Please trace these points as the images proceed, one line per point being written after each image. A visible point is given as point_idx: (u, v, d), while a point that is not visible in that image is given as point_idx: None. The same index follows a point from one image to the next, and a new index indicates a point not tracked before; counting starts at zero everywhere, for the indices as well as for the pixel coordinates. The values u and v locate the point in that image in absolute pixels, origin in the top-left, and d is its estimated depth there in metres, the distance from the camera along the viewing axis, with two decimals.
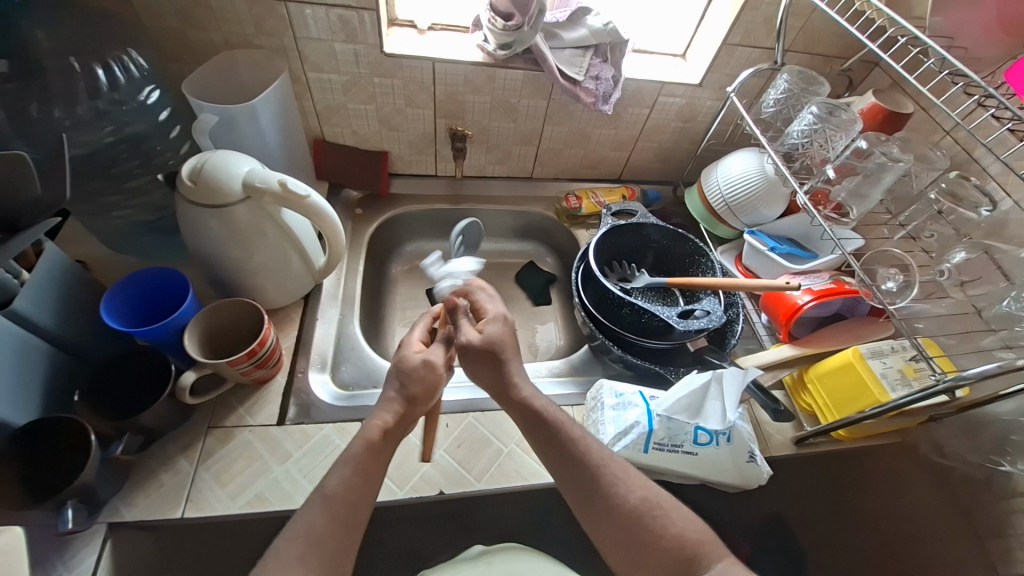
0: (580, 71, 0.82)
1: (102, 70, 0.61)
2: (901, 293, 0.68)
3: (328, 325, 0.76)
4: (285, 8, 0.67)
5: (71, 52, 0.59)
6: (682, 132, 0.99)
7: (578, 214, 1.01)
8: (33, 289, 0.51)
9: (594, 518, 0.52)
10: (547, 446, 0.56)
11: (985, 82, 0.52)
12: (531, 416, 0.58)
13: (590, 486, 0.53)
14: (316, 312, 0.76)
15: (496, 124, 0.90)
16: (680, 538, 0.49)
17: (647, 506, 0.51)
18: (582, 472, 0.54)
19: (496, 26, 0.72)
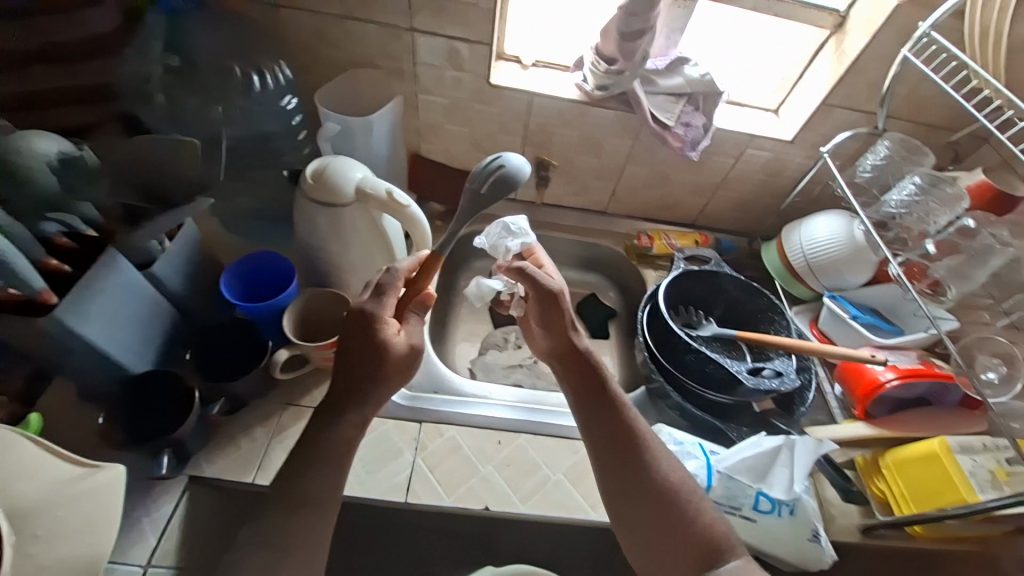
0: (672, 116, 0.83)
1: (256, 78, 0.66)
2: (1006, 387, 0.63)
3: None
4: (410, 36, 0.74)
5: (230, 57, 0.68)
6: (766, 185, 0.98)
7: (648, 253, 1.02)
8: (168, 257, 0.59)
9: (630, 493, 0.56)
10: (602, 416, 0.59)
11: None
12: (589, 387, 0.61)
13: (635, 463, 0.57)
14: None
15: (580, 157, 0.93)
16: (708, 529, 0.54)
17: (682, 492, 0.56)
18: (627, 436, 0.58)
19: (598, 69, 0.74)
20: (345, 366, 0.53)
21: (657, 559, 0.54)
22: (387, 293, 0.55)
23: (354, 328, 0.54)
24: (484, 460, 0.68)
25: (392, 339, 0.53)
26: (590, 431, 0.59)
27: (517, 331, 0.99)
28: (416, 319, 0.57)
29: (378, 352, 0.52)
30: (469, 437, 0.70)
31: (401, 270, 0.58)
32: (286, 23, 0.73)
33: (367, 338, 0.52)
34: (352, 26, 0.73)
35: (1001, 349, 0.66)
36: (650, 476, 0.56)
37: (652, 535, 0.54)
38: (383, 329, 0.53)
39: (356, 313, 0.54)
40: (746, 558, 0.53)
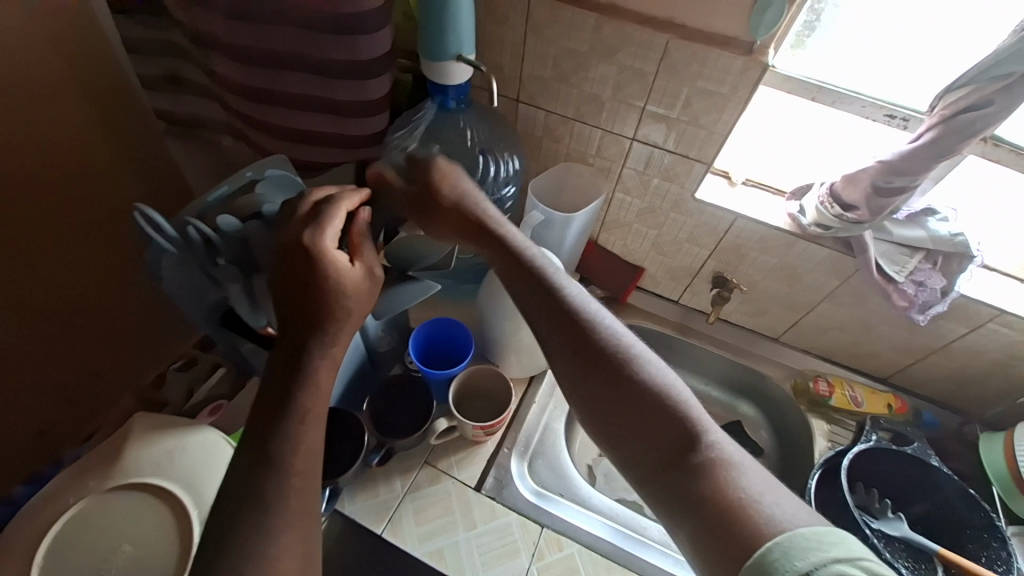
0: (901, 270, 0.73)
1: (493, 166, 0.79)
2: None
3: (540, 410, 0.79)
4: (630, 144, 0.76)
5: (481, 150, 0.79)
6: (1003, 369, 0.80)
7: (825, 403, 0.88)
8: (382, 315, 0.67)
9: (587, 377, 0.49)
10: (528, 283, 0.54)
11: None
12: (517, 262, 0.56)
13: (581, 341, 0.50)
14: (534, 393, 0.80)
15: (768, 283, 0.86)
16: (678, 404, 0.46)
17: (643, 363, 0.48)
18: (556, 320, 0.51)
19: (828, 210, 0.70)
20: (292, 300, 0.49)
21: (627, 450, 0.47)
22: (317, 221, 0.50)
23: (293, 258, 0.49)
24: None
25: (346, 271, 0.50)
26: (521, 293, 0.54)
27: None
28: (365, 242, 0.54)
29: (327, 293, 0.48)
30: (591, 561, 0.64)
31: (343, 207, 0.53)
32: (521, 117, 0.80)
33: (314, 272, 0.48)
34: (580, 128, 0.78)
35: None
36: (600, 358, 0.49)
37: (613, 420, 0.47)
38: (335, 263, 0.49)
39: (298, 246, 0.49)
40: (726, 435, 0.45)
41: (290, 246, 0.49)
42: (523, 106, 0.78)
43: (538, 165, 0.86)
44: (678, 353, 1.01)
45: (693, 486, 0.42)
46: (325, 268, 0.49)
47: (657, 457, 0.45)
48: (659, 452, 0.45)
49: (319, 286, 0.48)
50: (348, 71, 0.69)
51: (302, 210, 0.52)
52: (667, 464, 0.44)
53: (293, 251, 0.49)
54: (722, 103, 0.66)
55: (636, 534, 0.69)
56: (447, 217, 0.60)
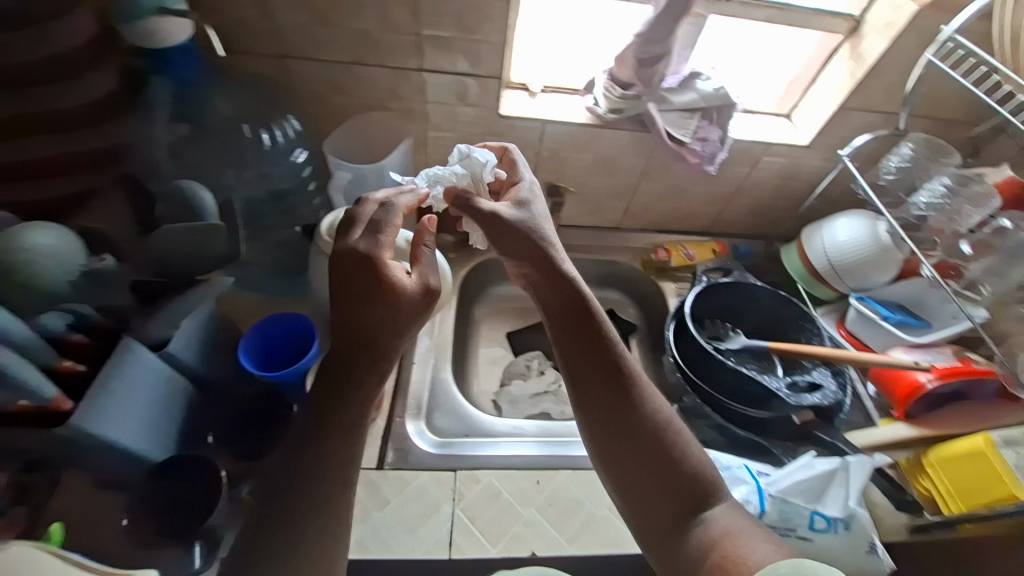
0: (688, 132, 0.82)
1: (265, 134, 0.67)
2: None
3: (423, 367, 0.80)
4: (420, 76, 0.73)
5: (243, 120, 0.68)
6: (780, 190, 0.96)
7: (667, 267, 1.01)
8: (184, 336, 0.59)
9: (625, 421, 0.56)
10: (587, 336, 0.59)
11: None
12: (575, 312, 0.60)
13: (625, 402, 0.57)
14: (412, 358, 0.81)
15: (593, 178, 0.92)
16: (694, 471, 0.55)
17: (670, 433, 0.57)
18: (610, 369, 0.58)
19: (612, 93, 0.76)
20: (355, 332, 0.51)
21: (641, 491, 0.54)
22: (378, 230, 0.55)
23: (352, 269, 0.52)
24: (527, 504, 0.68)
25: (404, 282, 0.53)
26: (575, 344, 0.59)
27: (539, 358, 1.01)
28: (424, 253, 0.57)
29: (381, 301, 0.51)
30: (507, 481, 0.70)
31: (403, 211, 0.58)
32: (293, 74, 0.72)
33: (377, 289, 0.52)
34: (361, 71, 0.72)
35: None
36: (642, 414, 0.57)
37: (637, 462, 0.55)
38: (394, 275, 0.52)
39: (361, 254, 0.53)
40: (733, 504, 0.55)
41: (360, 256, 0.53)
42: (291, 61, 0.70)
43: (336, 124, 0.79)
44: None
45: (696, 540, 0.51)
46: (385, 274, 0.52)
47: (662, 510, 0.54)
48: (666, 507, 0.54)
49: (376, 296, 0.51)
50: (52, 69, 0.57)
51: (359, 227, 0.56)
52: (669, 518, 0.53)
53: (355, 259, 0.53)
54: (487, 10, 0.65)
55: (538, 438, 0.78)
56: (516, 246, 0.60)
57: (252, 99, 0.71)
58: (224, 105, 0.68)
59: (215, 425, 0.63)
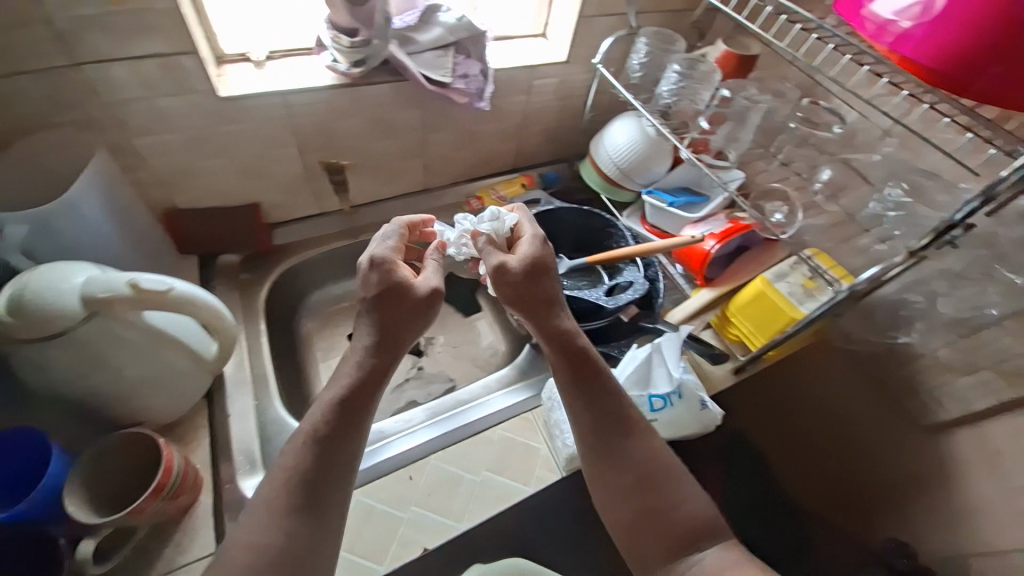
0: (446, 71, 0.78)
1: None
2: (789, 223, 0.75)
3: (242, 418, 0.73)
4: (82, 72, 0.60)
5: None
6: (563, 110, 0.98)
7: (484, 214, 1.00)
8: None
9: (615, 456, 0.58)
10: (579, 379, 0.61)
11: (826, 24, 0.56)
12: (568, 348, 0.62)
13: (620, 441, 0.58)
14: (225, 409, 0.73)
15: (373, 146, 0.85)
16: (694, 512, 0.55)
17: (671, 472, 0.57)
18: (603, 407, 0.60)
19: (341, 44, 0.68)
20: (383, 333, 0.60)
21: (639, 523, 0.55)
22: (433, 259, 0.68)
23: (384, 281, 0.61)
24: (405, 504, 0.69)
25: (415, 282, 0.62)
26: (566, 382, 0.61)
27: None
28: (429, 265, 0.67)
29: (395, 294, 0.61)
30: (377, 492, 0.69)
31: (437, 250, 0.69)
32: None
33: (393, 293, 0.60)
34: None
35: (780, 195, 0.80)
36: (631, 456, 0.58)
37: (631, 497, 0.56)
38: (402, 276, 0.61)
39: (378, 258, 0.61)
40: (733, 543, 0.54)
41: (371, 262, 0.61)
42: None
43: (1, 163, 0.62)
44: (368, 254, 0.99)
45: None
46: (394, 274, 0.61)
47: (662, 549, 0.54)
48: (665, 547, 0.54)
49: (387, 292, 0.60)
50: None
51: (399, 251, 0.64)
52: (670, 556, 0.53)
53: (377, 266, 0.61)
54: None
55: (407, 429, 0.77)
56: (513, 288, 0.63)
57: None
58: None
59: None
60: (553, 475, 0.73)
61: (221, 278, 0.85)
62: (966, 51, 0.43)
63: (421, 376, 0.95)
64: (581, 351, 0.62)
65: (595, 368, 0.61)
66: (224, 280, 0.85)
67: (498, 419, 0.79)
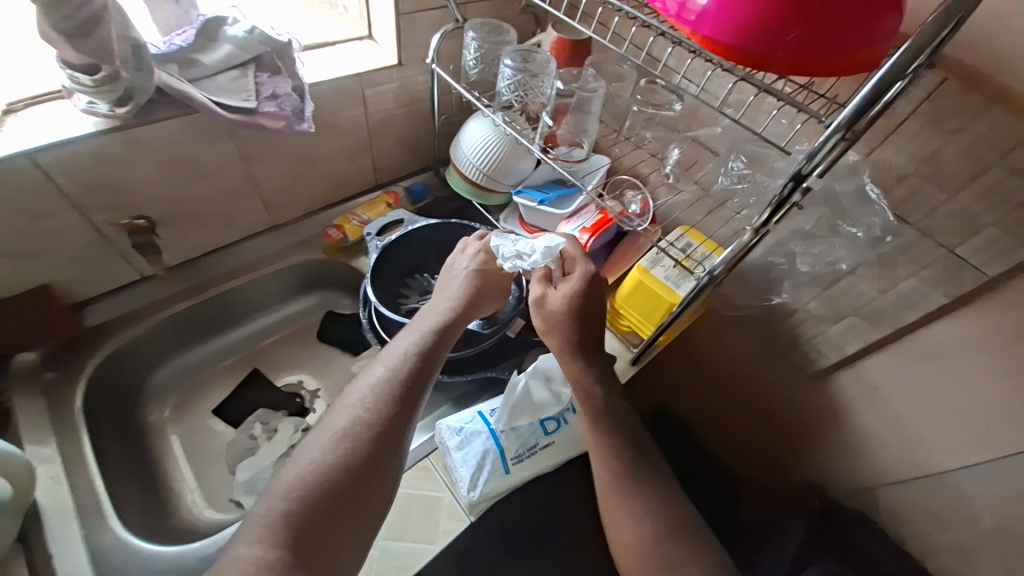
0: (249, 94, 0.66)
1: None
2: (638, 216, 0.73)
3: (70, 552, 0.59)
4: None
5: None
6: (412, 116, 0.89)
7: (346, 244, 0.89)
8: None
9: (638, 505, 0.57)
10: (610, 424, 0.61)
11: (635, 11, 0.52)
12: (598, 387, 0.62)
13: (647, 487, 0.58)
14: (43, 548, 0.58)
15: (184, 191, 0.72)
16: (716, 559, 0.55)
17: (689, 526, 0.57)
18: (630, 454, 0.60)
19: (83, 84, 0.55)
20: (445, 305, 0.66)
21: (654, 562, 0.55)
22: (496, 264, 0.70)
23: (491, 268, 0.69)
24: None
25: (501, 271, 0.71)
26: (595, 423, 0.61)
27: (263, 417, 0.85)
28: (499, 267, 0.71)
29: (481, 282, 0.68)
30: None
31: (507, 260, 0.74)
32: None
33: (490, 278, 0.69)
34: None
35: (628, 184, 0.80)
36: (654, 513, 0.57)
37: (652, 548, 0.55)
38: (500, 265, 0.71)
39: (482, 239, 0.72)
40: None
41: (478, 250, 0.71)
42: None
43: None
44: (219, 311, 0.86)
45: None
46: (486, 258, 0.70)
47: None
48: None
49: (476, 276, 0.68)
50: None
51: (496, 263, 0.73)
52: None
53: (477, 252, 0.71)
54: None
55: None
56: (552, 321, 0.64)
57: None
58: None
59: None
60: (462, 524, 0.63)
61: (16, 386, 0.68)
62: (755, 28, 0.41)
63: None
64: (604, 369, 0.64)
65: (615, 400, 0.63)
66: (23, 387, 0.69)
67: None
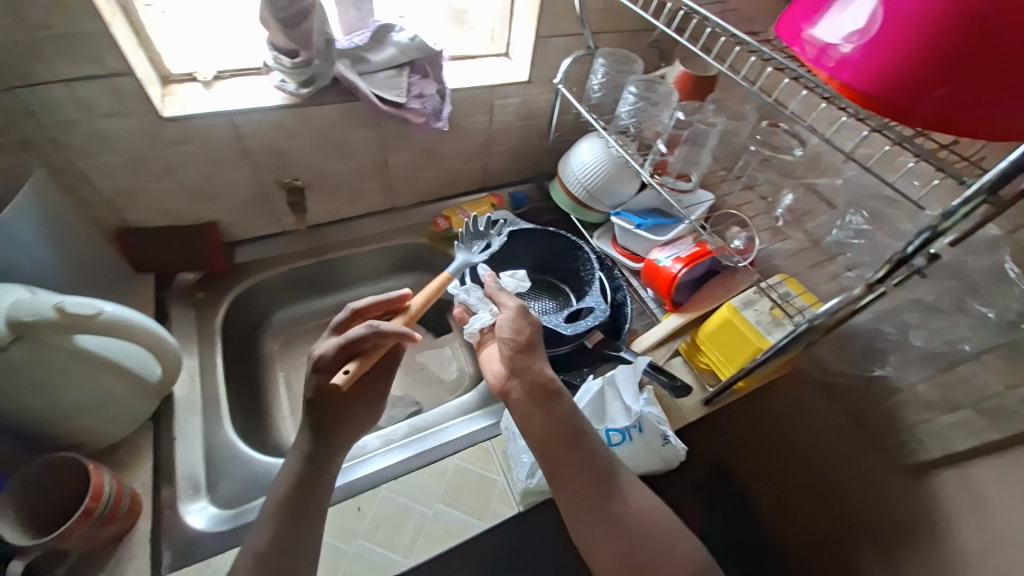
0: (401, 92, 0.77)
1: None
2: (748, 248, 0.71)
3: (189, 441, 0.70)
4: (12, 93, 0.58)
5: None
6: (528, 129, 0.96)
7: (450, 233, 0.98)
8: None
9: (603, 526, 0.56)
10: (571, 447, 0.59)
11: (769, 49, 0.53)
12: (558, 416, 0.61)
13: (602, 500, 0.57)
14: (172, 430, 0.70)
15: (329, 165, 0.84)
16: (686, 555, 0.54)
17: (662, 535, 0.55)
18: (589, 469, 0.58)
19: (284, 65, 0.67)
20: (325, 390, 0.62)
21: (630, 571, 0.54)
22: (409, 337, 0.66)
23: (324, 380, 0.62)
24: (351, 537, 0.65)
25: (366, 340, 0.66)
26: (556, 451, 0.59)
27: None
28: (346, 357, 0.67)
29: (326, 399, 0.63)
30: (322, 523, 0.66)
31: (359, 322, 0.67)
32: None
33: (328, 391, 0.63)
34: None
35: (735, 219, 0.76)
36: (625, 510, 0.57)
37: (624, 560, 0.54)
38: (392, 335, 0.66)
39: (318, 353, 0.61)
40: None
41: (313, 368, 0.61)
42: None
43: None
44: (331, 273, 0.97)
45: None
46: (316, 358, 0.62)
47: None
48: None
49: (319, 394, 0.62)
50: None
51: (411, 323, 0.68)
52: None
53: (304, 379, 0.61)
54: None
55: (352, 460, 0.74)
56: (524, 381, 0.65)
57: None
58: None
59: None
60: (510, 510, 0.69)
61: (174, 298, 0.83)
62: (899, 79, 0.41)
63: None
64: (541, 386, 0.64)
65: (557, 412, 0.62)
66: (179, 301, 0.83)
67: (457, 447, 0.75)
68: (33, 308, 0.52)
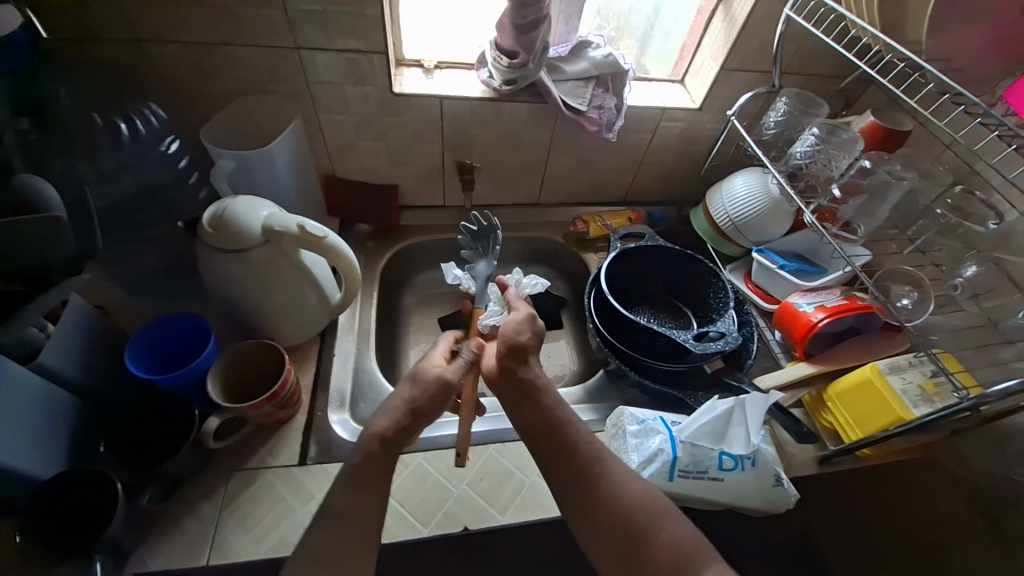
0: (583, 101, 0.84)
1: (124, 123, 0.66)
2: (918, 310, 0.69)
3: (345, 359, 0.83)
4: (299, 54, 0.74)
5: (94, 108, 0.64)
6: (684, 154, 0.99)
7: (586, 237, 1.03)
8: (56, 344, 0.59)
9: (588, 517, 0.56)
10: (554, 436, 0.59)
11: (991, 109, 0.52)
12: (541, 409, 0.61)
13: (586, 485, 0.57)
14: (333, 348, 0.83)
15: (502, 154, 0.94)
16: (671, 538, 0.54)
17: (647, 524, 0.55)
18: (571, 458, 0.58)
19: (502, 63, 0.78)
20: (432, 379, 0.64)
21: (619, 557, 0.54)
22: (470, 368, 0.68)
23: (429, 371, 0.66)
24: (457, 481, 0.71)
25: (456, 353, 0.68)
26: (544, 438, 0.60)
27: None
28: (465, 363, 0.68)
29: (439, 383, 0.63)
30: (436, 461, 0.73)
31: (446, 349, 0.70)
32: (157, 60, 0.73)
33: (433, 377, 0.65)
34: (233, 53, 0.73)
35: (909, 277, 0.73)
36: (610, 500, 0.56)
37: (614, 546, 0.54)
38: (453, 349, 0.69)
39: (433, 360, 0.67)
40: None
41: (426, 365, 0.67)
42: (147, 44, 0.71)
43: (226, 114, 0.78)
44: None
45: None
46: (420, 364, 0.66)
47: None
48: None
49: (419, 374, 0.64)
50: None
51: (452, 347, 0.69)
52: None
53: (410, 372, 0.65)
54: None
55: (446, 419, 0.80)
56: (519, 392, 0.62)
57: (106, 91, 0.67)
58: (67, 94, 0.63)
59: (108, 437, 0.64)
60: None
61: (350, 241, 0.97)
62: None
63: (493, 374, 0.98)
64: (528, 384, 0.62)
65: (545, 404, 0.61)
66: (352, 245, 0.97)
67: None
68: (283, 222, 0.65)
